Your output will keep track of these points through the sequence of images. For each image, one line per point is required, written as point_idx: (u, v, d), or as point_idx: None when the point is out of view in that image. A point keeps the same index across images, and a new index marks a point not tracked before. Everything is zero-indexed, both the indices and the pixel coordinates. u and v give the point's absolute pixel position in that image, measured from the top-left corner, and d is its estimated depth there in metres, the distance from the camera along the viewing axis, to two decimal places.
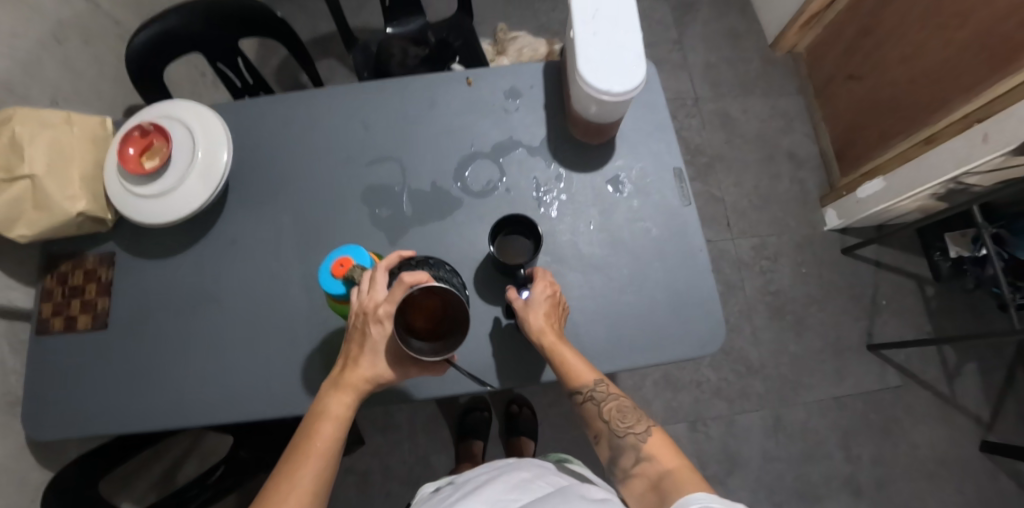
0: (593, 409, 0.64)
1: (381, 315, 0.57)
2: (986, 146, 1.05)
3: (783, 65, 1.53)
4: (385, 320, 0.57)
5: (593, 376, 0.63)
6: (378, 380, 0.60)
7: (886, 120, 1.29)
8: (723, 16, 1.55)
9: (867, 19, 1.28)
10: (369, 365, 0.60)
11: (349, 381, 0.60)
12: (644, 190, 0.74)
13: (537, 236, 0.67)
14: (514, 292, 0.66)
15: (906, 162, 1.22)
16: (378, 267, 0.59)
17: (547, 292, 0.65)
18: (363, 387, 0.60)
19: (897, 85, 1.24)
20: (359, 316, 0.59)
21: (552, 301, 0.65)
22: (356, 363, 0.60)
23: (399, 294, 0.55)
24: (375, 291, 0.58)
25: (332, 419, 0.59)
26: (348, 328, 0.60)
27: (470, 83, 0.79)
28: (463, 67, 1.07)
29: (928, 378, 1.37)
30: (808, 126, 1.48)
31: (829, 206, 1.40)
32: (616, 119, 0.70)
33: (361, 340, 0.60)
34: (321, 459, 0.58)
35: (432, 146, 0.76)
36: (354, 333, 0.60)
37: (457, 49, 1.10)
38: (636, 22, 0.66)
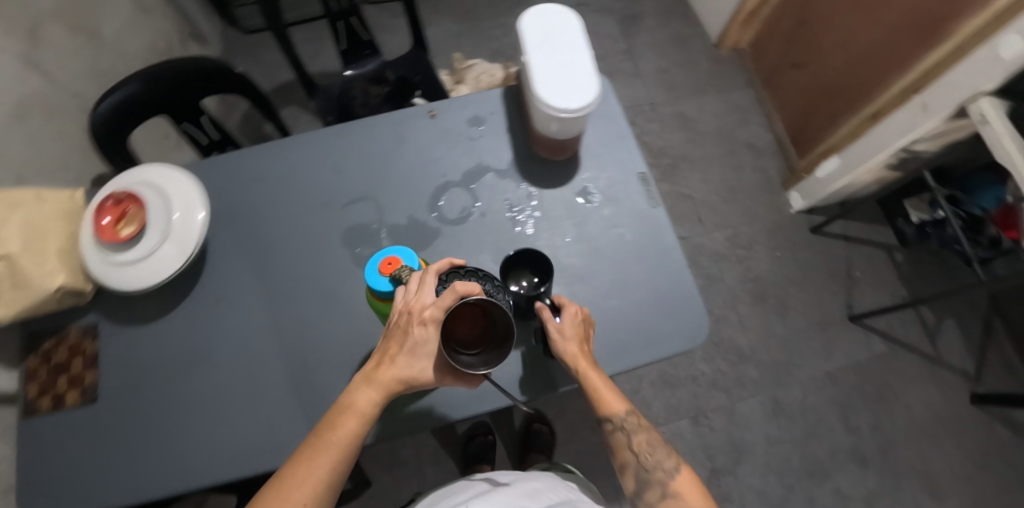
0: (622, 439, 0.67)
1: (427, 316, 0.59)
2: (927, 114, 1.11)
3: (730, 62, 1.60)
4: (429, 323, 0.59)
5: (623, 407, 0.66)
6: (410, 383, 0.62)
7: (831, 101, 1.35)
8: (667, 23, 1.63)
9: (801, 11, 1.36)
10: (404, 365, 0.62)
11: (382, 379, 0.62)
12: (612, 197, 0.77)
13: (550, 273, 0.68)
14: (546, 315, 0.66)
15: (856, 139, 1.27)
16: (428, 270, 0.63)
17: (577, 321, 0.66)
18: (394, 386, 0.62)
19: (837, 68, 1.32)
20: (403, 315, 0.62)
21: (582, 323, 0.66)
22: (392, 361, 0.62)
23: (450, 301, 0.59)
24: (422, 292, 0.61)
25: (358, 413, 0.61)
26: (389, 325, 0.62)
27: (433, 116, 0.82)
28: (425, 100, 1.11)
29: (912, 341, 1.41)
30: (762, 116, 1.55)
31: (792, 189, 1.45)
32: (576, 134, 0.73)
33: (400, 338, 0.62)
34: (339, 451, 0.60)
35: (405, 181, 0.79)
36: (393, 331, 0.63)
37: (417, 83, 1.14)
38: (583, 43, 0.70)
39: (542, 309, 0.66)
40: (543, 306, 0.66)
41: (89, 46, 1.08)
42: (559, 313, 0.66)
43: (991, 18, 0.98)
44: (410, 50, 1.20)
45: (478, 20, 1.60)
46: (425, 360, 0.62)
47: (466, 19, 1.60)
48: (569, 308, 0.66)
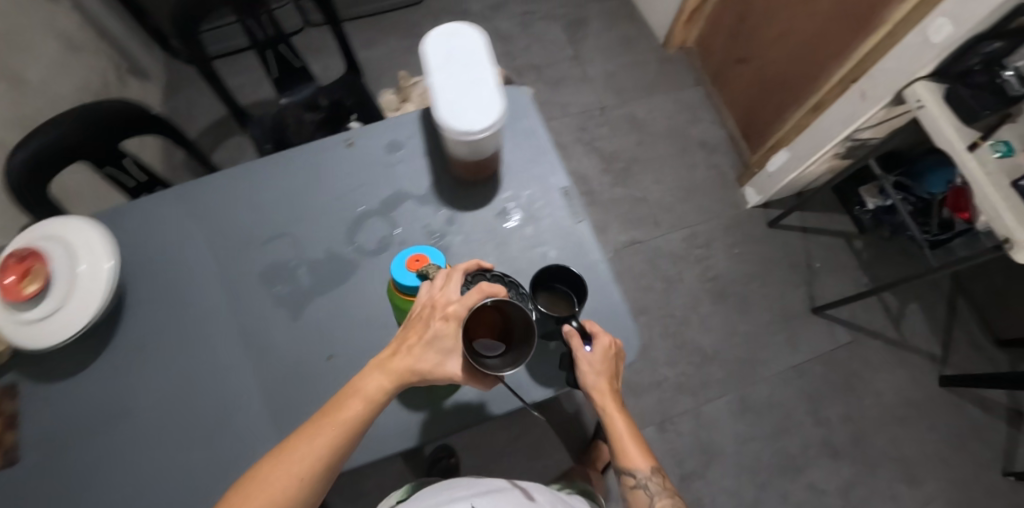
0: (642, 497, 0.69)
1: (450, 311, 0.59)
2: (866, 102, 1.11)
3: (678, 61, 1.60)
4: (450, 318, 0.59)
5: (648, 465, 0.70)
6: (421, 375, 0.60)
7: (775, 94, 1.35)
8: (612, 26, 1.62)
9: (740, 6, 1.36)
10: (419, 356, 0.61)
11: (396, 367, 0.61)
12: (535, 215, 0.76)
13: (585, 298, 0.67)
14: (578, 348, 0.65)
15: (803, 131, 1.25)
16: (457, 266, 0.63)
17: (610, 356, 0.66)
18: (406, 378, 0.61)
19: (779, 61, 1.31)
20: (425, 308, 0.61)
21: (612, 356, 0.67)
22: (408, 352, 0.61)
23: (474, 299, 0.59)
24: (450, 287, 0.62)
25: (365, 398, 0.60)
26: (411, 314, 0.62)
27: (350, 144, 0.81)
28: (361, 123, 1.10)
29: (876, 327, 1.40)
30: (713, 113, 1.54)
31: (746, 185, 1.45)
32: (487, 155, 0.72)
33: (420, 329, 0.61)
34: (342, 433, 0.59)
35: (323, 214, 0.78)
36: (416, 320, 0.62)
37: (351, 107, 1.13)
38: (487, 61, 0.69)
39: (573, 336, 0.65)
40: (575, 337, 0.65)
41: (12, 92, 1.05)
42: (590, 343, 0.65)
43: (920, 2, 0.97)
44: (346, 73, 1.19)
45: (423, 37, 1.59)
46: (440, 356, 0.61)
47: (410, 37, 1.59)
48: (601, 341, 0.66)
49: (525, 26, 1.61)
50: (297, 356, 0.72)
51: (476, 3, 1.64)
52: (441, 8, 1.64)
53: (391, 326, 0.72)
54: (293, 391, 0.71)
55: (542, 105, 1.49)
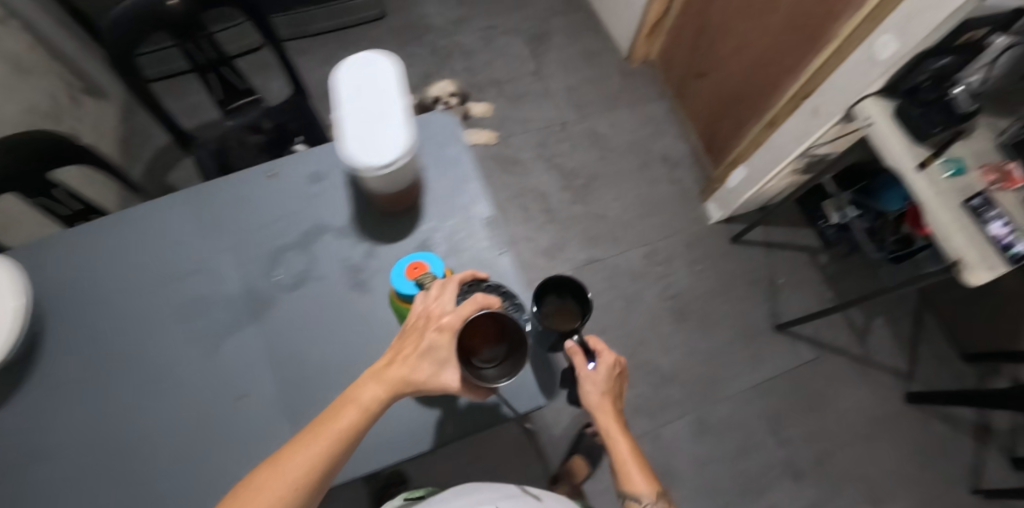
0: None
1: (442, 323, 0.59)
2: (818, 118, 1.08)
3: (641, 74, 1.58)
4: (444, 329, 0.59)
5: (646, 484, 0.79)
6: (415, 386, 0.60)
7: (734, 109, 1.33)
8: (576, 40, 1.61)
9: (698, 19, 1.35)
10: (413, 366, 0.60)
11: (391, 377, 0.60)
12: (455, 246, 0.74)
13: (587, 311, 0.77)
14: (581, 360, 0.80)
15: (758, 147, 1.23)
16: (451, 277, 0.64)
17: (611, 374, 0.81)
18: (401, 388, 0.60)
19: (735, 75, 1.30)
20: (420, 319, 0.62)
21: (613, 368, 0.83)
22: (402, 361, 0.60)
23: (468, 311, 0.59)
24: (444, 297, 0.62)
25: (359, 407, 0.58)
26: (405, 324, 0.62)
27: (271, 175, 0.79)
28: (306, 146, 1.09)
29: (841, 344, 1.38)
30: (676, 127, 1.53)
31: (708, 200, 1.42)
32: (397, 187, 0.70)
33: (415, 339, 0.61)
34: (337, 443, 0.58)
35: (241, 248, 0.76)
36: (410, 330, 0.62)
37: (296, 131, 1.12)
38: (398, 92, 0.67)
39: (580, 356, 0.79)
40: (581, 352, 0.79)
41: None
42: (594, 360, 0.81)
43: (867, 15, 0.95)
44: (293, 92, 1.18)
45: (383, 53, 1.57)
46: (433, 368, 0.60)
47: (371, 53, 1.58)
48: (603, 357, 0.81)
49: (487, 41, 1.59)
50: (207, 396, 0.71)
51: (438, 17, 1.62)
52: (403, 23, 1.62)
53: (306, 364, 0.71)
54: (207, 431, 0.70)
55: (503, 121, 1.48)
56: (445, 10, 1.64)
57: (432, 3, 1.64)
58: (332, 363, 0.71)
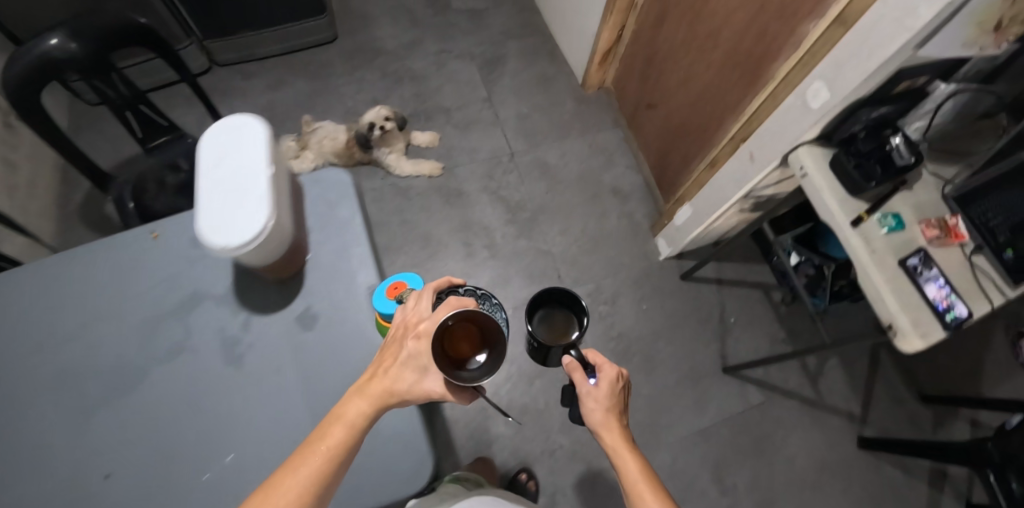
0: None
1: (420, 330, 0.62)
2: (754, 164, 1.02)
3: (596, 102, 1.54)
4: (422, 336, 0.62)
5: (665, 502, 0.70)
6: (400, 396, 0.61)
7: (680, 143, 1.28)
8: (532, 65, 1.56)
9: (647, 49, 1.32)
10: (395, 377, 0.62)
11: (373, 390, 0.61)
12: (336, 317, 0.71)
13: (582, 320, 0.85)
14: (580, 376, 0.77)
15: (702, 188, 1.19)
16: (426, 288, 0.67)
17: (611, 386, 0.76)
18: (385, 399, 0.61)
19: (681, 109, 1.25)
20: (399, 329, 0.65)
21: (616, 385, 0.78)
22: (383, 374, 0.62)
23: (444, 312, 0.61)
24: (421, 305, 0.66)
25: (346, 424, 0.59)
26: (385, 337, 0.65)
27: (155, 237, 0.77)
28: None
29: (791, 386, 1.34)
30: (630, 157, 1.48)
31: (659, 235, 1.38)
32: (266, 260, 0.66)
33: (395, 351, 0.64)
34: (326, 462, 0.57)
35: (119, 314, 0.73)
36: (391, 342, 0.65)
37: None
38: (262, 160, 0.63)
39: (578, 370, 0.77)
40: (578, 367, 0.77)
41: None
42: (593, 375, 0.77)
43: (800, 59, 0.89)
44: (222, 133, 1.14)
45: (331, 78, 1.52)
46: (416, 375, 0.61)
47: (318, 77, 1.53)
48: (604, 370, 0.77)
49: (439, 65, 1.54)
50: (69, 473, 0.68)
51: (390, 40, 1.58)
52: (354, 46, 1.57)
53: (174, 442, 0.68)
54: None
55: (450, 150, 1.43)
56: (398, 32, 1.59)
57: (386, 25, 1.60)
58: (202, 441, 0.68)
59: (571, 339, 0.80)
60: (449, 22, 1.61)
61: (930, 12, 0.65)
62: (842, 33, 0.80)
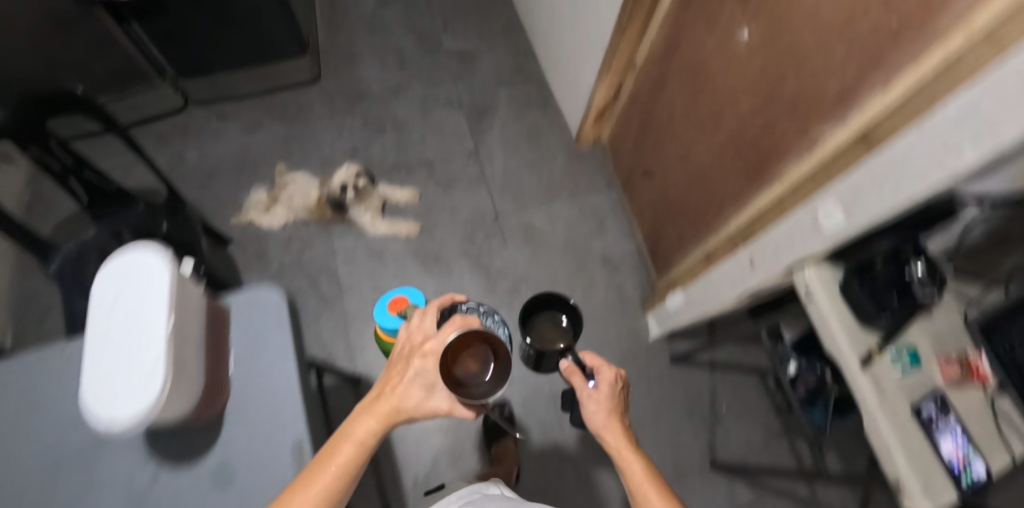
0: None
1: (425, 350, 0.64)
2: (754, 272, 0.89)
3: (591, 158, 1.44)
4: (427, 355, 0.64)
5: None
6: (408, 412, 0.63)
7: (677, 221, 1.18)
8: (523, 115, 1.47)
9: (644, 113, 1.21)
10: (402, 395, 0.64)
11: (382, 409, 0.63)
12: (256, 474, 0.62)
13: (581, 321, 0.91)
14: (578, 380, 0.83)
15: (696, 280, 1.08)
16: (428, 307, 0.72)
17: (610, 388, 0.82)
18: (391, 416, 0.63)
19: (678, 185, 1.15)
20: (406, 349, 0.68)
21: (614, 385, 0.84)
22: (390, 393, 0.64)
23: (446, 332, 0.63)
24: (425, 324, 0.70)
25: (356, 441, 0.62)
26: (391, 356, 0.68)
27: (66, 360, 0.68)
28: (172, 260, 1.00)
29: (784, 484, 1.24)
30: (623, 222, 1.38)
31: (649, 313, 1.28)
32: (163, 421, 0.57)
33: (402, 368, 0.66)
34: (338, 476, 0.60)
35: (16, 452, 0.65)
36: (398, 360, 0.68)
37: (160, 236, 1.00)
38: (155, 315, 0.54)
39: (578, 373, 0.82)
40: (577, 371, 0.82)
41: None
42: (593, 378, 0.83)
43: (815, 171, 0.77)
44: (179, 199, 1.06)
45: (309, 122, 1.43)
46: (421, 393, 0.63)
47: (295, 122, 1.43)
48: (603, 374, 0.83)
49: (425, 113, 1.45)
50: None
51: (376, 83, 1.48)
52: (335, 88, 1.48)
53: None
54: None
55: (430, 209, 1.34)
56: (385, 75, 1.50)
57: (372, 66, 1.51)
58: None
59: (567, 346, 0.87)
60: (438, 65, 1.51)
61: (975, 157, 0.51)
62: (863, 154, 0.67)
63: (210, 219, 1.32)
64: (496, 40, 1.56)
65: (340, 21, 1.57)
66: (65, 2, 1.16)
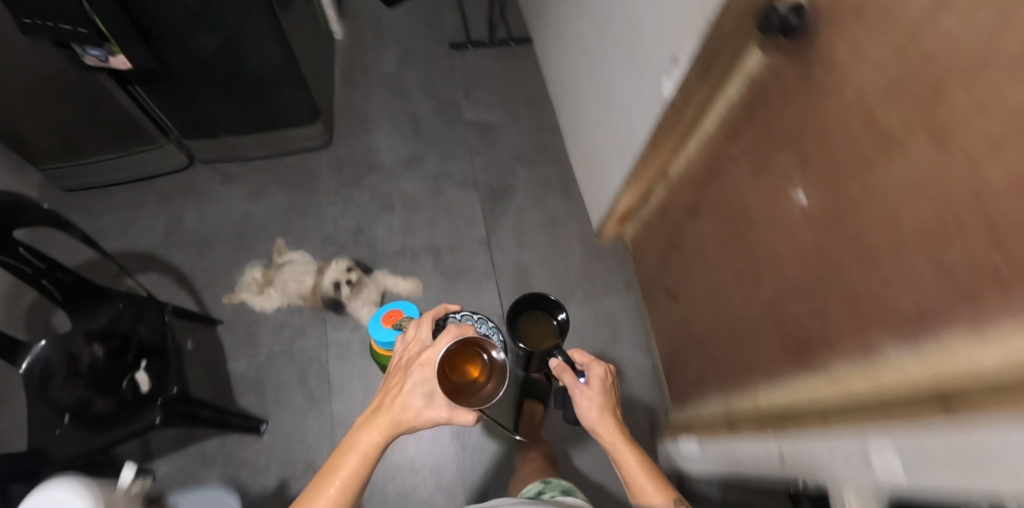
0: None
1: (423, 359, 0.78)
2: (782, 468, 0.76)
3: (610, 255, 1.32)
4: (424, 364, 0.78)
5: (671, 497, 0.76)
6: (406, 420, 0.75)
7: (701, 358, 1.06)
8: (542, 201, 1.37)
9: (672, 233, 1.10)
10: (401, 406, 0.76)
11: (381, 422, 0.75)
12: None
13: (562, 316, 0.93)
14: (570, 376, 0.89)
15: (715, 439, 0.95)
16: (424, 320, 0.87)
17: (601, 380, 0.89)
18: (391, 424, 0.75)
19: (705, 322, 1.03)
20: (405, 358, 0.82)
21: (604, 380, 0.90)
22: (390, 403, 0.77)
23: (440, 343, 0.77)
24: (420, 336, 0.84)
25: (360, 452, 0.74)
26: (392, 367, 0.81)
27: None
28: (150, 373, 0.94)
29: None
30: (639, 332, 1.27)
31: (661, 444, 1.17)
32: None
33: (400, 379, 0.79)
34: (351, 480, 0.73)
35: None
36: (396, 370, 0.81)
37: (139, 344, 0.95)
38: None
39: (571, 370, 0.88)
40: (568, 369, 0.88)
41: None
42: (584, 374, 0.90)
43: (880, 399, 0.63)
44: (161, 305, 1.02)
45: (314, 192, 1.35)
46: (415, 399, 0.76)
47: (299, 191, 1.35)
48: (592, 368, 0.89)
49: (436, 192, 1.35)
50: None
51: (388, 153, 1.39)
52: (344, 155, 1.39)
53: None
54: None
55: (432, 303, 1.24)
56: (399, 144, 1.41)
57: (386, 133, 1.42)
58: None
59: (556, 345, 0.90)
60: (455, 137, 1.42)
61: None
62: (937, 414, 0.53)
63: (200, 294, 1.25)
64: (519, 113, 1.47)
65: (357, 83, 1.49)
66: (65, 69, 1.10)
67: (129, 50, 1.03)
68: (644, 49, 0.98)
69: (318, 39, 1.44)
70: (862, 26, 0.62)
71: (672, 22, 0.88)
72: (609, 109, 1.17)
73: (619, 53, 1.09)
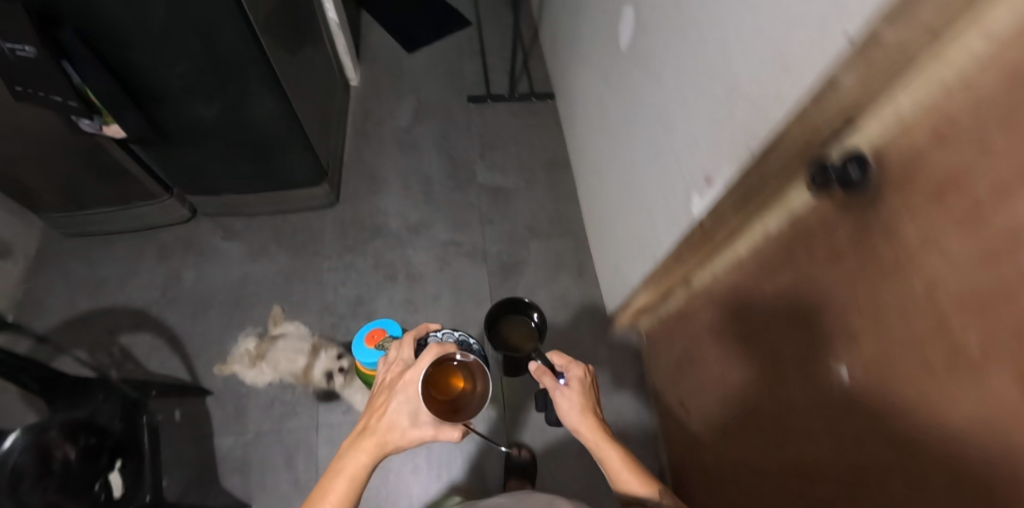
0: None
1: (406, 379, 0.75)
2: None
3: (622, 346, 1.23)
4: (408, 385, 0.75)
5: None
6: (393, 441, 0.72)
7: (711, 487, 0.97)
8: (553, 279, 1.28)
9: (692, 341, 1.00)
10: (386, 427, 0.73)
11: (367, 445, 0.72)
12: None
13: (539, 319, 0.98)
14: (550, 379, 0.83)
15: None
16: (406, 340, 0.85)
17: (581, 381, 0.83)
18: (379, 446, 0.72)
19: (721, 451, 0.93)
20: (387, 379, 0.80)
21: (585, 382, 0.84)
22: (375, 426, 0.73)
23: (423, 360, 0.76)
24: (401, 356, 0.82)
25: (347, 477, 0.70)
26: (375, 387, 0.78)
27: None
28: (122, 472, 0.91)
29: None
30: (649, 434, 1.17)
31: None
32: None
33: (384, 400, 0.76)
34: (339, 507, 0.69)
35: None
36: (380, 390, 0.78)
37: (117, 441, 0.92)
38: None
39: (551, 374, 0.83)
40: (547, 372, 0.82)
41: None
42: (563, 376, 0.84)
43: None
44: (146, 402, 1.04)
45: (315, 256, 1.29)
46: (400, 416, 0.73)
47: (301, 254, 1.29)
48: (572, 370, 0.84)
49: (442, 263, 1.28)
50: None
51: (395, 217, 1.32)
52: (350, 217, 1.33)
53: None
54: None
55: None
56: (407, 209, 1.34)
57: (395, 195, 1.35)
58: None
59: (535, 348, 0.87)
60: (467, 203, 1.35)
61: None
62: None
63: (192, 360, 1.20)
64: (535, 180, 1.39)
65: (369, 138, 1.43)
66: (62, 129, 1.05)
67: (123, 118, 0.98)
68: (672, 153, 0.89)
69: (330, 92, 1.38)
70: (937, 212, 0.51)
71: (707, 137, 0.78)
72: (630, 199, 1.08)
73: (644, 145, 1.00)
